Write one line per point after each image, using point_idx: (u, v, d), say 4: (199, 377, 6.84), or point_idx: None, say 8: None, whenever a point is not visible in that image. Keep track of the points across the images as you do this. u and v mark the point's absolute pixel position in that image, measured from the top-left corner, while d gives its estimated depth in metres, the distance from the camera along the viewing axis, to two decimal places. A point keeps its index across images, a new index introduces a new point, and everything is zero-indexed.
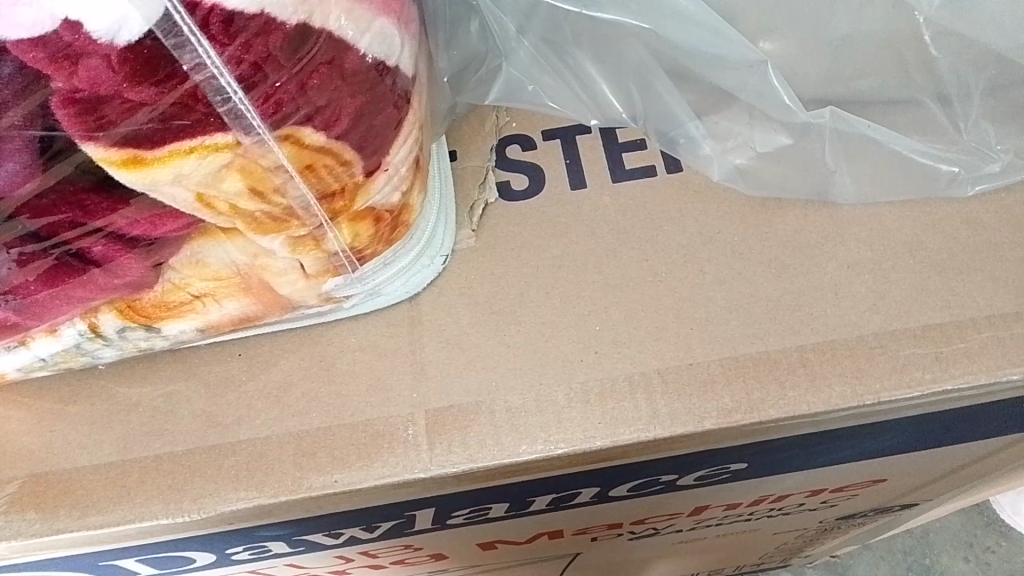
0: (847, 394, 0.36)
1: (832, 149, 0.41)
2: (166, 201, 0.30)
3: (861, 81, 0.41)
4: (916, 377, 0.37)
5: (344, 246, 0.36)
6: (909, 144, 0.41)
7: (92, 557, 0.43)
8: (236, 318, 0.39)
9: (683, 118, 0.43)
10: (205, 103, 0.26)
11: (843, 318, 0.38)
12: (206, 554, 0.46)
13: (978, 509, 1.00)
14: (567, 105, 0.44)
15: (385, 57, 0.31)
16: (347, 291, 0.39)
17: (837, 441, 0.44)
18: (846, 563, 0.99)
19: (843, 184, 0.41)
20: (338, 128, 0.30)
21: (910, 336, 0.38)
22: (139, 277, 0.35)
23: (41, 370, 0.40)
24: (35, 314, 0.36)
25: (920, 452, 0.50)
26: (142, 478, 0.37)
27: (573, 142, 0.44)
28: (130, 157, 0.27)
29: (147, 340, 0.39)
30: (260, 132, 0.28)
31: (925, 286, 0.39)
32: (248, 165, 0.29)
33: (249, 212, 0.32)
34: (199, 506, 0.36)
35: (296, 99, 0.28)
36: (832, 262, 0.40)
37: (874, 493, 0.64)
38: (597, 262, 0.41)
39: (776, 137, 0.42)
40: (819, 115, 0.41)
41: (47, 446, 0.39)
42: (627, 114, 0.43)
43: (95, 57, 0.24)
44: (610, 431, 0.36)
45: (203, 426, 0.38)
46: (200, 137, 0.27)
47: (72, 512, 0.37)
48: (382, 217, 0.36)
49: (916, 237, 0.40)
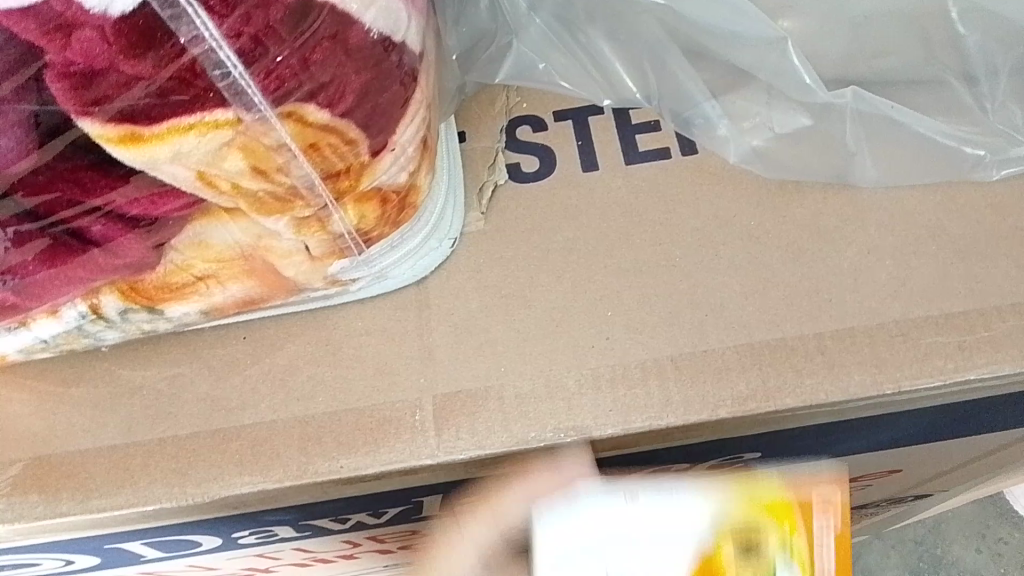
0: (867, 382, 0.35)
1: (852, 131, 0.40)
2: (166, 178, 0.29)
3: (881, 59, 0.40)
4: (938, 367, 0.35)
5: (350, 228, 0.35)
6: (932, 125, 0.40)
7: (97, 541, 0.43)
8: (240, 301, 0.38)
9: (698, 98, 0.41)
10: (203, 76, 0.26)
11: (863, 305, 0.37)
12: (212, 538, 0.45)
13: (990, 500, 0.98)
14: (579, 84, 0.42)
15: (391, 32, 0.29)
16: (353, 274, 0.38)
17: (856, 431, 0.43)
18: (855, 553, 0.98)
19: (864, 166, 0.40)
20: (343, 105, 0.29)
21: (931, 324, 0.36)
22: (140, 258, 0.34)
23: (43, 352, 0.39)
24: (35, 295, 0.35)
25: (938, 443, 0.49)
26: (145, 463, 0.37)
27: (586, 123, 0.43)
28: (127, 134, 0.26)
29: (151, 322, 0.38)
30: (261, 109, 0.27)
31: (948, 273, 0.38)
32: (251, 144, 0.29)
33: (252, 192, 0.31)
34: (202, 491, 0.36)
35: (299, 75, 0.27)
36: (851, 246, 0.39)
37: (889, 483, 0.63)
38: (609, 246, 0.40)
39: (796, 118, 0.41)
40: (840, 94, 0.39)
41: (50, 429, 0.38)
42: (642, 93, 0.42)
43: (88, 28, 0.23)
44: (623, 419, 0.35)
45: (207, 410, 0.38)
46: (200, 113, 0.27)
47: (75, 496, 0.36)
48: (388, 198, 0.35)
49: (938, 222, 0.39)
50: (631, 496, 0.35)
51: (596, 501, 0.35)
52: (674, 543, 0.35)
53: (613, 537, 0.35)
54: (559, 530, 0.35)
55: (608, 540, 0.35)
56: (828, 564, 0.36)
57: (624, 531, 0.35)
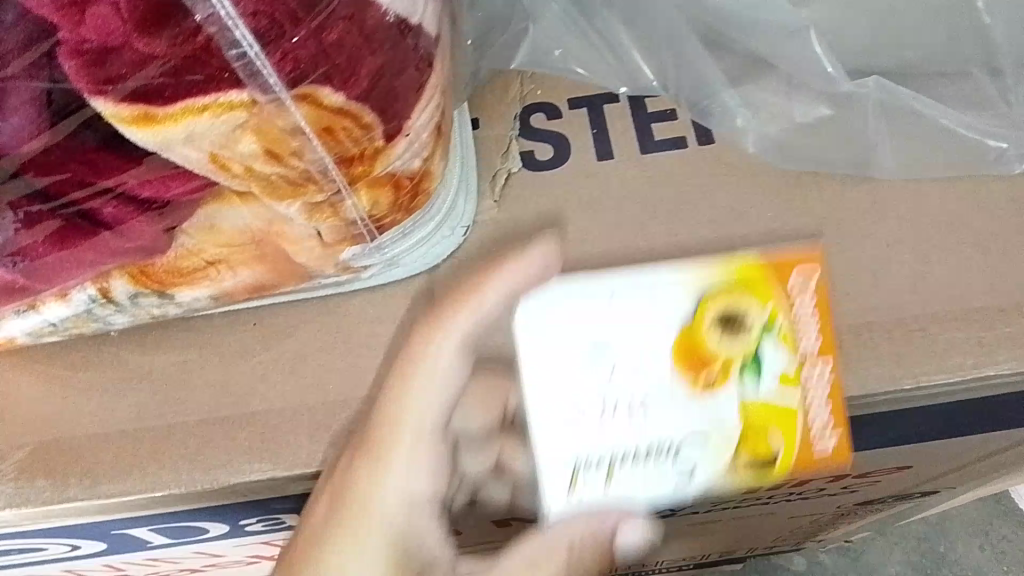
0: (883, 377, 0.36)
1: (874, 122, 0.40)
2: (178, 160, 0.29)
3: (906, 50, 0.39)
4: (956, 362, 0.36)
5: (363, 214, 0.35)
6: (956, 117, 0.39)
7: (104, 526, 0.43)
8: (250, 286, 0.38)
9: (716, 87, 0.40)
10: (218, 56, 0.25)
11: (882, 300, 0.37)
12: (218, 525, 0.45)
13: (994, 499, 0.97)
14: (595, 71, 0.42)
15: (408, 15, 0.29)
16: (364, 261, 0.38)
17: (870, 427, 0.42)
18: (858, 549, 0.98)
19: (886, 158, 0.39)
20: (358, 88, 0.29)
21: (951, 319, 0.37)
22: (151, 241, 0.34)
23: (52, 335, 0.39)
24: (45, 278, 0.35)
25: (951, 440, 0.48)
26: (154, 448, 0.37)
27: (600, 111, 0.42)
28: (140, 114, 0.26)
29: (160, 307, 0.38)
30: (277, 91, 0.27)
31: (967, 268, 0.38)
32: (264, 126, 0.28)
33: (265, 175, 0.30)
34: (211, 478, 0.37)
35: (314, 57, 0.27)
36: (870, 240, 0.38)
37: (897, 480, 0.63)
38: (624, 237, 0.39)
39: (817, 109, 0.40)
40: (862, 84, 0.39)
41: (58, 414, 0.38)
42: (659, 82, 0.41)
43: (103, 5, 0.23)
44: None
45: (217, 397, 0.38)
46: (214, 94, 0.26)
47: (83, 481, 0.37)
48: (401, 184, 0.34)
49: (959, 216, 0.39)
50: (608, 299, 0.34)
51: (574, 337, 0.34)
52: (658, 331, 0.34)
53: (595, 361, 0.33)
54: (546, 379, 0.34)
55: (596, 350, 0.34)
56: (813, 346, 0.35)
57: (613, 394, 0.34)
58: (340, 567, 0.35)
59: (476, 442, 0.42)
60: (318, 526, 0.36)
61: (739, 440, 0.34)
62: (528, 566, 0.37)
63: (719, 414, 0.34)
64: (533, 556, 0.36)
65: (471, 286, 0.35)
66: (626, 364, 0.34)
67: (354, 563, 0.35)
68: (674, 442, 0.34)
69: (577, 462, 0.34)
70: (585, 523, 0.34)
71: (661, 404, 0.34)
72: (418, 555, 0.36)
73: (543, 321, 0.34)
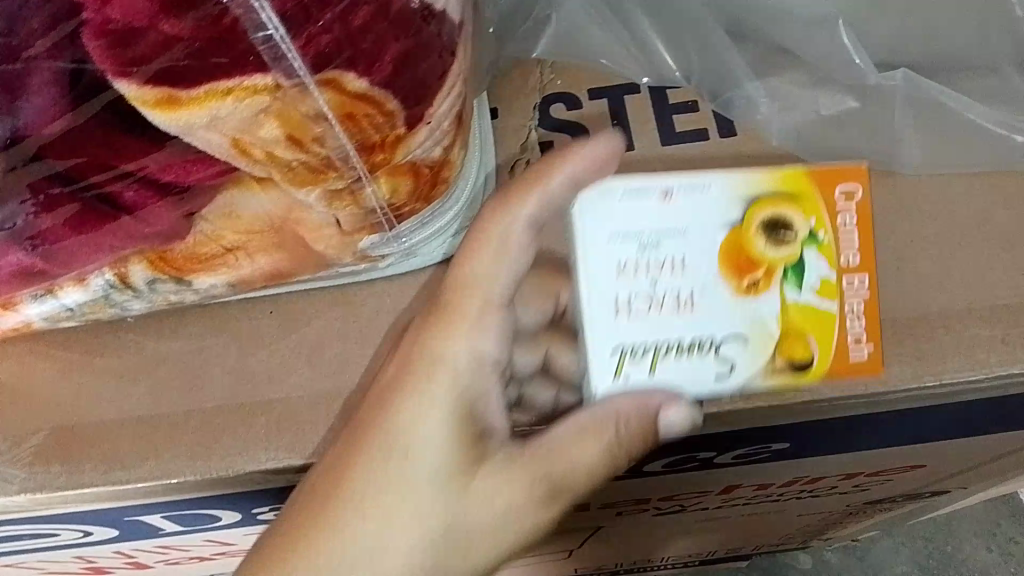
0: (906, 373, 0.36)
1: (901, 116, 0.39)
2: (200, 144, 0.28)
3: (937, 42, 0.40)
4: (980, 360, 0.36)
5: (382, 202, 0.34)
6: (983, 111, 0.39)
7: (117, 512, 0.43)
8: (268, 273, 0.37)
9: (741, 79, 0.40)
10: (244, 38, 0.25)
11: (904, 296, 0.37)
12: (230, 513, 0.45)
13: (1003, 501, 0.96)
14: (618, 61, 0.41)
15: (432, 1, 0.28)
16: (382, 250, 0.37)
17: (888, 424, 0.42)
18: (864, 548, 0.98)
19: (911, 152, 0.39)
20: (381, 74, 0.28)
21: (974, 316, 0.37)
22: (170, 226, 0.33)
23: (68, 321, 0.39)
24: (63, 262, 0.34)
25: (967, 439, 0.48)
26: (170, 435, 0.37)
27: (621, 102, 0.41)
28: (164, 97, 0.26)
29: (178, 293, 0.38)
30: (301, 75, 0.26)
31: (991, 265, 0.37)
32: (287, 111, 0.28)
33: (286, 161, 0.30)
34: (227, 464, 0.37)
35: (340, 43, 0.26)
36: (894, 235, 0.38)
37: (908, 479, 0.63)
38: None
39: (844, 100, 0.40)
40: (891, 76, 0.39)
41: (74, 399, 0.38)
42: (682, 72, 0.41)
43: None
44: None
45: (234, 383, 0.38)
46: (238, 77, 0.26)
47: (98, 466, 0.36)
48: (421, 172, 0.34)
49: (985, 212, 0.38)
50: (666, 194, 0.34)
51: (633, 226, 0.34)
52: (711, 230, 0.34)
53: (648, 250, 0.34)
54: (602, 266, 0.34)
55: (652, 240, 0.34)
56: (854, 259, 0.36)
57: (662, 284, 0.34)
58: (414, 419, 0.34)
59: (526, 335, 0.40)
60: (390, 381, 0.35)
61: (778, 339, 0.35)
62: (580, 435, 0.36)
63: (763, 313, 0.35)
64: (584, 423, 0.36)
65: (541, 171, 0.34)
66: (679, 257, 0.34)
67: (420, 426, 0.34)
68: (716, 338, 0.34)
69: (625, 351, 0.34)
70: (636, 401, 0.34)
71: (705, 296, 0.34)
72: (481, 421, 0.36)
73: (602, 212, 0.34)
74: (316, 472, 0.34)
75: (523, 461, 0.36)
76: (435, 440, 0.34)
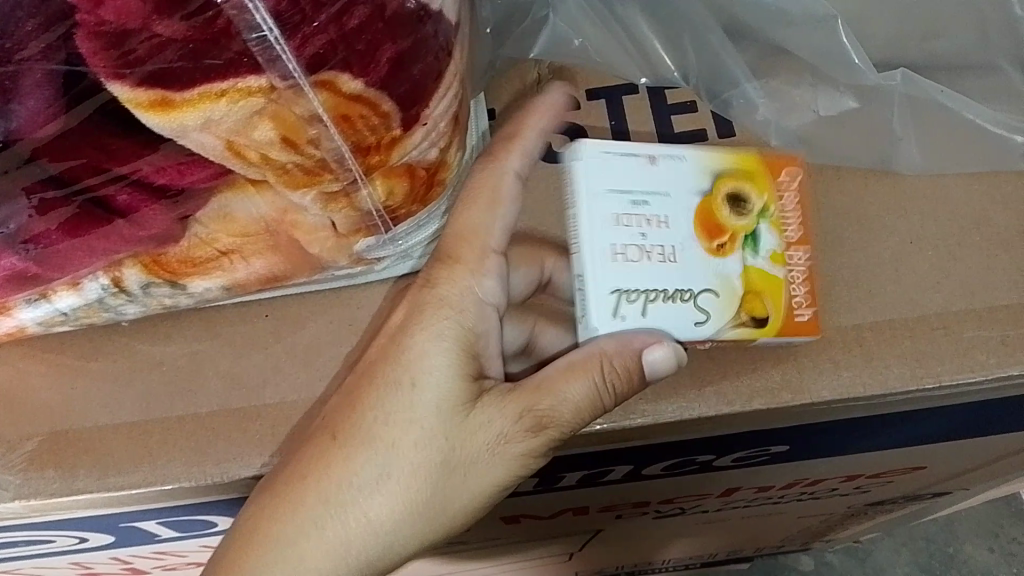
0: (905, 376, 0.35)
1: (900, 115, 0.39)
2: (193, 145, 0.28)
3: (936, 41, 0.40)
4: (979, 361, 0.35)
5: (378, 205, 0.34)
6: (980, 109, 0.39)
7: (112, 519, 0.42)
8: (263, 277, 0.37)
9: (740, 79, 0.40)
10: (238, 40, 0.25)
11: (903, 296, 0.37)
12: (226, 519, 0.45)
13: (1005, 502, 0.96)
14: (616, 61, 0.40)
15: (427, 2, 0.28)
16: (378, 253, 0.37)
17: (887, 426, 0.42)
18: (865, 549, 0.97)
19: (910, 153, 0.39)
20: (377, 74, 0.28)
21: (973, 316, 0.36)
22: (165, 230, 0.33)
23: (61, 325, 0.38)
24: (57, 266, 0.34)
25: (967, 440, 0.48)
26: (162, 440, 0.37)
27: (619, 102, 0.40)
28: (157, 99, 0.25)
29: (173, 297, 0.37)
30: (296, 77, 0.26)
31: (991, 265, 0.37)
32: (282, 113, 0.27)
33: (281, 163, 0.30)
34: (221, 470, 0.36)
35: (334, 42, 0.26)
36: (892, 235, 0.38)
37: (909, 480, 0.62)
38: None
39: (843, 100, 0.40)
40: (890, 76, 0.39)
41: (67, 404, 0.38)
42: (679, 72, 0.40)
43: None
44: (654, 409, 0.36)
45: (228, 387, 0.38)
46: (232, 79, 0.25)
47: (93, 472, 0.36)
48: (417, 174, 0.34)
49: (984, 212, 0.38)
50: (652, 158, 0.34)
51: (624, 174, 0.34)
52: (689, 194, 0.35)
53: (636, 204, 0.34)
54: (596, 205, 0.33)
55: (640, 195, 0.34)
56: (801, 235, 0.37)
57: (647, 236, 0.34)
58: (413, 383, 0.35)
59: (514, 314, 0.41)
60: (396, 326, 0.36)
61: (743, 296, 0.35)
62: (569, 368, 0.34)
63: (727, 271, 0.35)
64: (573, 360, 0.34)
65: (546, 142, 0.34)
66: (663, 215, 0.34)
67: (424, 363, 0.35)
68: (693, 290, 0.34)
69: (612, 291, 0.33)
70: (618, 342, 0.33)
71: (685, 254, 0.34)
72: (471, 381, 0.36)
73: (598, 163, 0.34)
74: (329, 404, 0.36)
75: (518, 393, 0.35)
76: (438, 378, 0.35)
